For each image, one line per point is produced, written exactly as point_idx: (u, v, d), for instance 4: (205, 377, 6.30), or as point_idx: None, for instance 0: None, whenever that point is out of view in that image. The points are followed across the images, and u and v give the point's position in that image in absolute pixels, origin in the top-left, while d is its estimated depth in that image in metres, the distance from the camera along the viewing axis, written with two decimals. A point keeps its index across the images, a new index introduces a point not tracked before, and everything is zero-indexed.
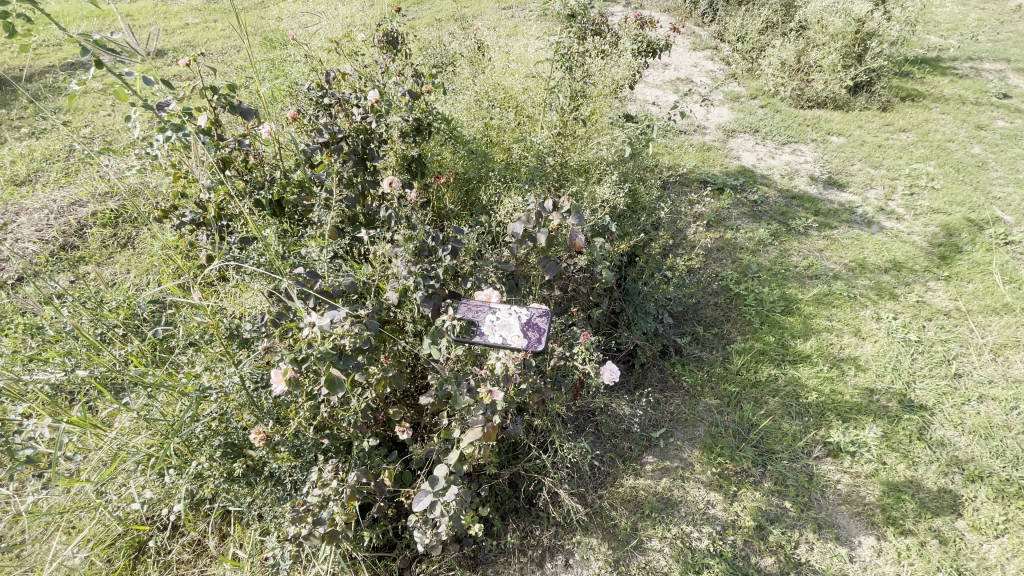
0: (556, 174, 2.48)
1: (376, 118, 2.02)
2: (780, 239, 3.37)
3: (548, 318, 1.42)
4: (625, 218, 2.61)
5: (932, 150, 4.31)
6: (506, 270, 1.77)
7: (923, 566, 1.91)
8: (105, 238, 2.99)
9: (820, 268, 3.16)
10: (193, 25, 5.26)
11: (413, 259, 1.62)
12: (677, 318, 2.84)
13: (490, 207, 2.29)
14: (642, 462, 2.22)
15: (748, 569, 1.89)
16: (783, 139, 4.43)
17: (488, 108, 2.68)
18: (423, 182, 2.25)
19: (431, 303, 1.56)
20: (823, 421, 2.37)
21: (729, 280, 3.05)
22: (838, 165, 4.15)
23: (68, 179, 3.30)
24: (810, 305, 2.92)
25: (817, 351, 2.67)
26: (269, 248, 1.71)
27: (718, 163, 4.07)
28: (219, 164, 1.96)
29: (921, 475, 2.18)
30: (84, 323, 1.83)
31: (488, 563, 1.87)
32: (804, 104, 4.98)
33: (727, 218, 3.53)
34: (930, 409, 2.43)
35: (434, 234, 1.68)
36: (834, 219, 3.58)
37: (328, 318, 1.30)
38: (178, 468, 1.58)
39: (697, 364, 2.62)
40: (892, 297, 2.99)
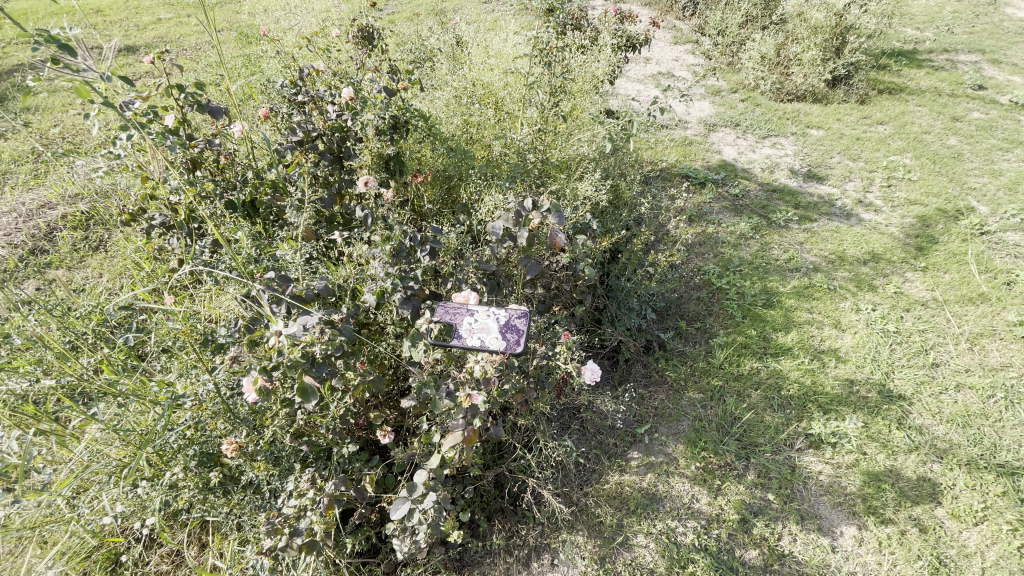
0: (537, 170, 2.46)
1: (351, 116, 1.99)
2: (762, 232, 3.40)
3: (527, 319, 1.41)
4: (606, 214, 2.60)
5: (909, 142, 4.38)
6: (486, 270, 1.75)
7: (903, 554, 1.95)
8: (76, 241, 2.90)
9: (800, 260, 3.19)
10: (166, 20, 5.13)
11: (391, 261, 1.59)
12: (660, 313, 2.85)
13: (471, 205, 2.27)
14: (627, 458, 2.22)
15: (732, 562, 1.90)
16: (763, 133, 4.47)
17: (467, 105, 2.65)
18: (401, 181, 2.21)
19: (410, 306, 1.53)
20: (805, 414, 2.39)
21: (712, 274, 3.07)
22: (818, 158, 4.20)
23: (37, 181, 3.20)
24: (791, 298, 2.95)
25: (798, 343, 2.70)
26: (242, 252, 1.66)
27: (699, 157, 4.08)
28: (188, 165, 1.90)
29: (901, 464, 2.22)
30: (52, 331, 1.77)
31: (474, 564, 1.87)
32: (784, 97, 5.01)
33: (709, 213, 3.55)
34: (909, 398, 2.47)
35: (412, 234, 1.65)
36: (814, 212, 3.62)
37: (299, 325, 1.27)
38: (153, 479, 1.54)
39: (680, 359, 2.63)
40: (871, 289, 3.03)
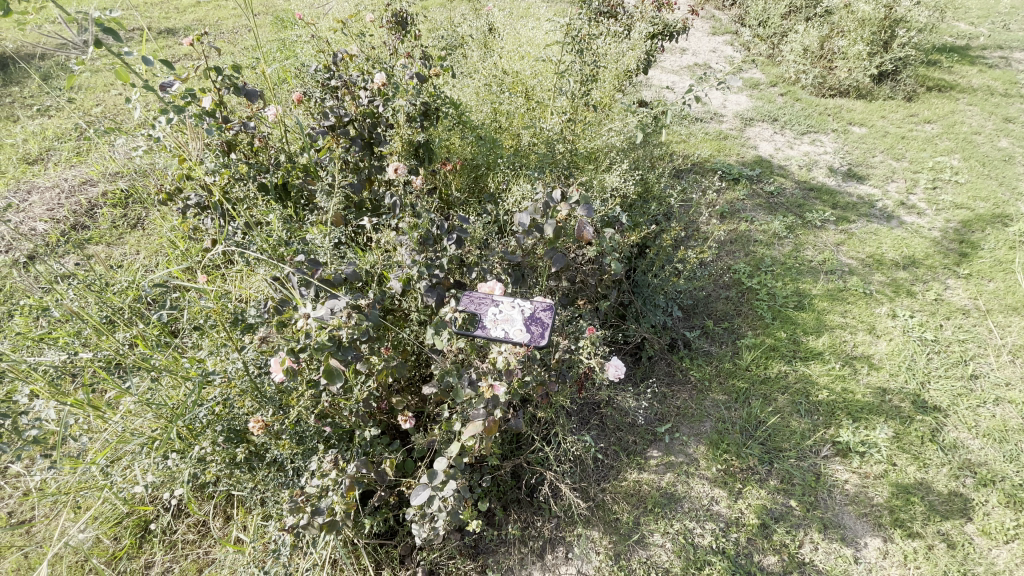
0: (566, 161, 2.42)
1: (383, 102, 1.97)
2: (796, 232, 3.29)
3: (552, 313, 1.40)
4: (635, 207, 2.55)
5: (957, 143, 4.18)
6: (511, 261, 1.74)
7: (929, 569, 1.88)
8: (116, 218, 3.02)
9: (836, 263, 3.09)
10: (206, 2, 5.23)
11: (417, 248, 1.59)
12: (687, 311, 2.80)
13: (498, 195, 2.24)
14: (647, 456, 2.21)
15: (750, 567, 1.87)
16: (802, 129, 4.32)
17: (498, 93, 2.63)
18: (430, 169, 2.21)
19: (435, 294, 1.54)
20: (833, 420, 2.32)
21: (742, 273, 3.00)
22: (858, 156, 4.04)
23: (80, 159, 3.35)
24: (823, 301, 2.86)
25: (829, 348, 2.62)
26: (273, 234, 1.69)
27: (734, 153, 3.97)
28: (223, 148, 1.93)
29: (932, 477, 2.14)
30: (90, 305, 1.83)
31: (489, 552, 1.89)
32: (826, 92, 4.83)
33: (742, 210, 3.45)
34: (944, 410, 2.38)
35: (439, 222, 1.65)
36: (852, 213, 3.49)
37: (328, 308, 1.26)
38: (182, 452, 1.59)
39: (705, 358, 2.58)
40: (909, 295, 2.92)
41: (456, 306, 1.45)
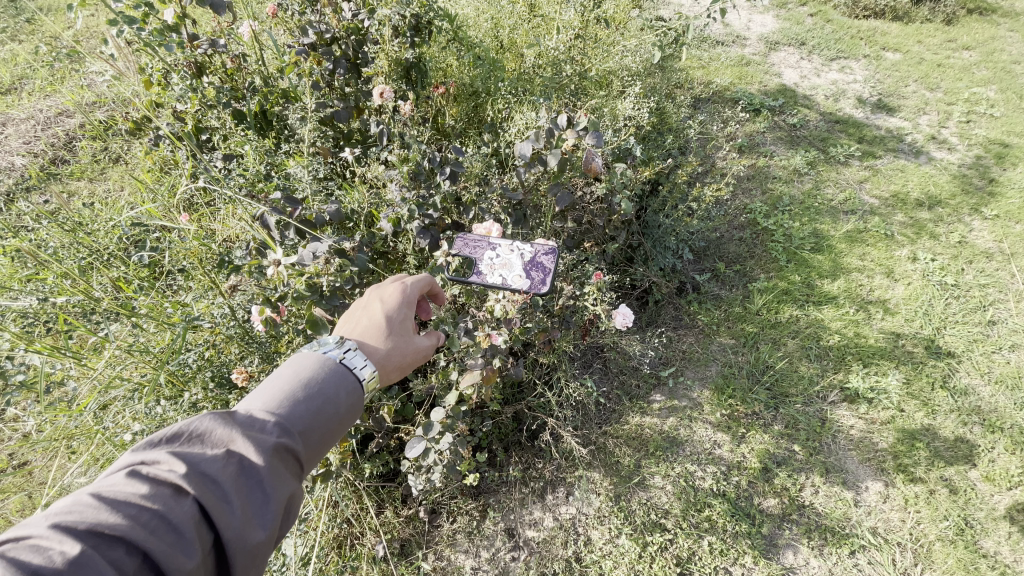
0: (574, 86, 2.20)
1: (368, 16, 1.74)
2: (818, 168, 3.10)
3: (554, 257, 1.28)
4: (648, 140, 2.36)
5: (997, 71, 3.86)
6: (512, 199, 1.58)
7: (929, 514, 1.88)
8: (95, 151, 2.86)
9: (857, 202, 2.92)
10: None
11: (408, 184, 1.47)
12: (697, 253, 2.68)
13: (500, 124, 2.05)
14: (649, 400, 2.18)
15: (750, 509, 1.88)
16: (831, 55, 3.98)
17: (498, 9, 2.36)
18: (425, 95, 2.01)
19: (429, 236, 1.42)
20: (843, 366, 2.26)
21: (758, 213, 2.84)
22: (890, 86, 3.74)
23: (53, 87, 3.15)
24: (842, 243, 2.72)
25: (845, 292, 2.51)
26: (250, 167, 1.61)
27: (756, 80, 3.66)
28: (193, 70, 1.75)
29: (939, 424, 2.10)
30: (66, 247, 1.73)
31: (490, 492, 1.91)
32: (860, 13, 4.41)
33: (761, 143, 3.22)
34: (958, 356, 2.31)
35: (431, 154, 1.49)
36: (879, 147, 3.26)
37: (310, 252, 1.18)
38: (172, 399, 1.55)
39: (714, 302, 2.50)
40: (931, 237, 2.77)
41: (455, 252, 1.32)
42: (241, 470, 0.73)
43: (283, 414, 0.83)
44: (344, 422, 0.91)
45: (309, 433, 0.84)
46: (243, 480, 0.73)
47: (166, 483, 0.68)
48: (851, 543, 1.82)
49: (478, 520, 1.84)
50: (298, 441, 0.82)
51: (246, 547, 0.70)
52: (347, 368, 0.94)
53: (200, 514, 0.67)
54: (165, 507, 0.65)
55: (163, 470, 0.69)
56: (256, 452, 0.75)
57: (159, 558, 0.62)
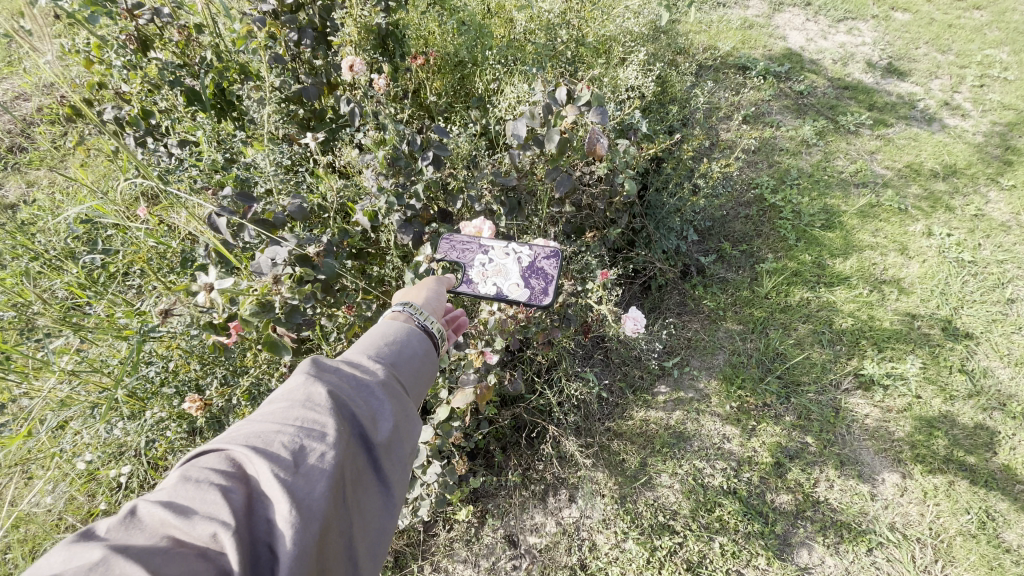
0: (570, 54, 2.00)
1: None
2: (827, 139, 2.92)
3: (557, 262, 1.14)
4: (651, 112, 2.17)
5: (1012, 31, 3.67)
6: (504, 186, 1.42)
7: (949, 507, 1.79)
8: (53, 137, 2.65)
9: (869, 174, 2.76)
10: None
11: (386, 172, 1.29)
12: (701, 233, 2.53)
13: (489, 98, 1.86)
14: (654, 392, 2.07)
15: (762, 507, 1.78)
16: (839, 16, 3.75)
17: None
18: (405, 69, 1.83)
19: (411, 231, 1.28)
20: (857, 351, 2.14)
21: (765, 189, 2.68)
22: (900, 48, 3.54)
23: (4, 67, 2.91)
24: (853, 219, 2.57)
25: (857, 272, 2.38)
26: (205, 158, 1.43)
27: (760, 45, 3.45)
28: (137, 45, 1.54)
29: (957, 410, 2.00)
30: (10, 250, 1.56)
31: (488, 497, 1.80)
32: None
33: (767, 113, 3.04)
34: (976, 337, 2.19)
35: (411, 137, 1.29)
36: (890, 115, 3.09)
37: (269, 259, 1.03)
38: (134, 416, 1.41)
39: (720, 286, 2.36)
40: (946, 210, 2.63)
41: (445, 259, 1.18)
42: (354, 383, 0.70)
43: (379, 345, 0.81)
44: (431, 352, 0.87)
45: (410, 363, 0.81)
46: (361, 390, 0.70)
47: (292, 397, 0.64)
48: (868, 540, 1.72)
49: (476, 527, 1.73)
50: (400, 371, 0.78)
51: (382, 448, 0.67)
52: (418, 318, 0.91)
53: (335, 417, 0.63)
54: (298, 413, 0.61)
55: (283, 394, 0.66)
56: (363, 372, 0.72)
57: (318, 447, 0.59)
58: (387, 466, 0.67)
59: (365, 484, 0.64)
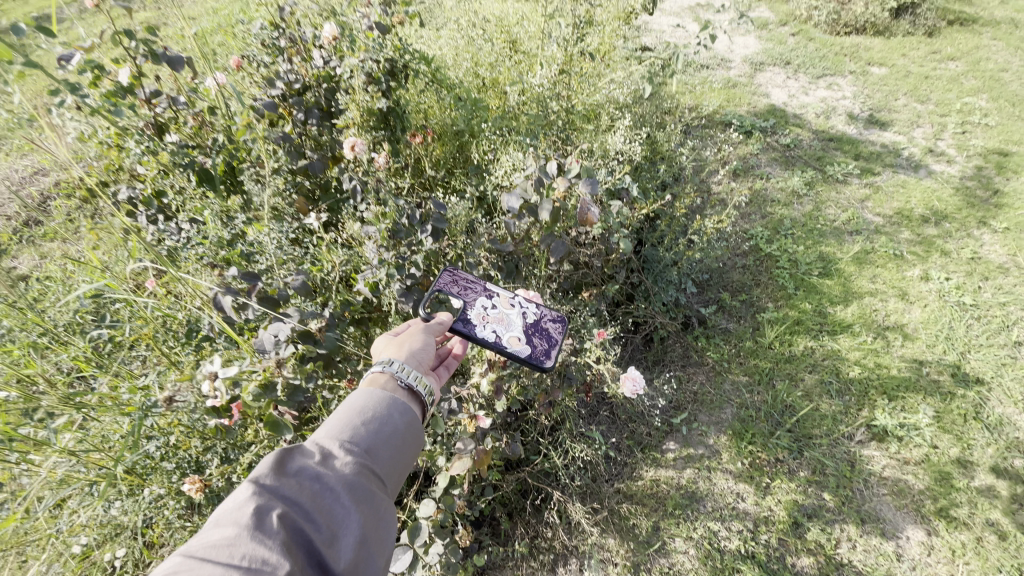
0: (561, 122, 2.10)
1: (339, 63, 1.71)
2: (816, 188, 3.00)
3: (559, 329, 1.28)
4: (642, 172, 2.26)
5: (986, 80, 3.84)
6: (501, 252, 1.45)
7: (980, 566, 1.70)
8: (68, 210, 2.76)
9: (861, 221, 2.81)
10: None
11: (386, 243, 1.33)
12: (701, 285, 2.54)
13: (485, 166, 1.95)
14: (663, 450, 2.01)
15: (783, 572, 1.69)
16: (818, 73, 3.95)
17: (478, 47, 2.30)
18: (404, 142, 1.94)
19: (412, 299, 1.28)
20: (867, 400, 2.10)
21: (760, 239, 2.72)
22: (880, 100, 3.70)
23: (26, 146, 3.07)
24: (850, 266, 2.60)
25: (859, 319, 2.37)
26: (212, 234, 1.47)
27: (744, 102, 3.61)
28: (153, 131, 1.64)
29: (976, 459, 1.94)
30: (22, 327, 1.60)
31: (495, 570, 1.72)
32: (841, 29, 4.41)
33: (757, 166, 3.14)
34: (987, 382, 2.16)
35: (409, 211, 1.36)
36: (877, 163, 3.18)
37: (272, 336, 1.08)
38: (132, 494, 1.38)
39: (723, 338, 2.35)
40: (942, 254, 2.65)
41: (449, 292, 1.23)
42: (320, 491, 0.74)
43: (344, 430, 0.84)
44: (410, 432, 0.91)
45: (380, 447, 0.85)
46: (321, 499, 0.74)
47: (242, 520, 0.66)
48: None
49: None
50: (372, 460, 0.82)
51: (343, 567, 0.70)
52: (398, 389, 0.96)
53: (287, 541, 0.67)
54: (250, 539, 0.65)
55: (233, 509, 0.68)
56: (327, 473, 0.76)
57: None
58: None
59: None
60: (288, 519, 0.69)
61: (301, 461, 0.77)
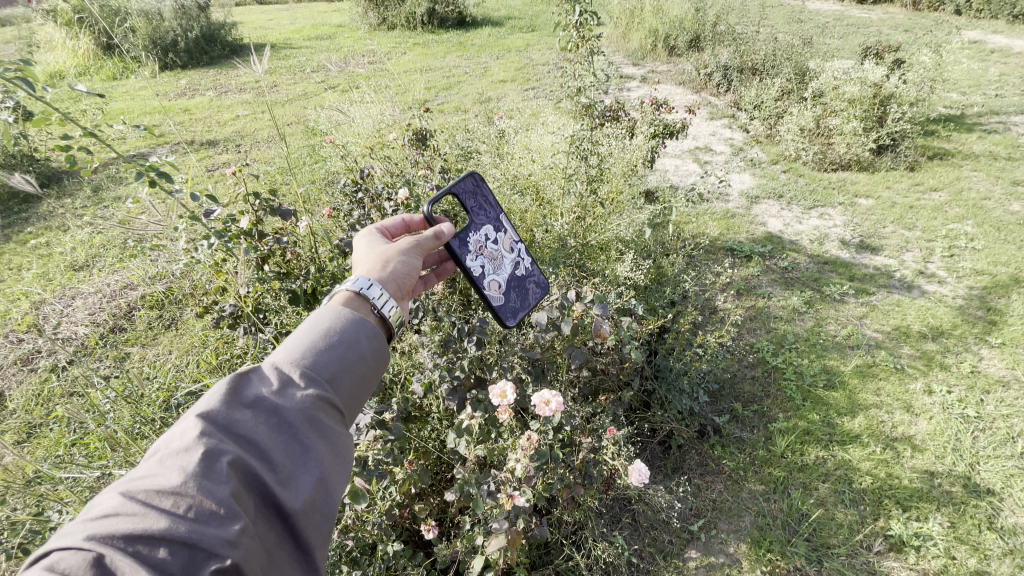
0: (578, 253, 2.51)
1: (406, 212, 2.15)
2: (816, 306, 3.28)
3: (534, 296, 1.74)
4: (650, 294, 2.60)
5: (968, 209, 4.24)
6: (530, 359, 1.75)
7: None
8: (152, 319, 3.20)
9: (861, 337, 3.03)
10: (244, 118, 6.17)
11: (438, 350, 1.66)
12: (713, 395, 2.72)
13: (515, 289, 2.33)
14: (685, 557, 2.07)
15: None
16: (809, 204, 4.43)
17: (509, 194, 2.82)
18: (450, 269, 2.36)
19: (455, 397, 1.60)
20: (881, 510, 2.17)
21: (766, 352, 2.95)
22: (869, 227, 4.10)
23: (124, 265, 3.64)
24: (854, 378, 2.78)
25: (867, 430, 2.50)
26: None
27: (743, 230, 4.06)
28: (258, 263, 2.06)
29: (996, 572, 1.96)
30: (126, 419, 1.91)
31: None
32: (827, 166, 5.00)
33: (758, 286, 3.47)
34: (999, 493, 2.22)
35: (459, 326, 1.68)
36: (871, 284, 3.48)
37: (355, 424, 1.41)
38: None
39: (738, 446, 2.48)
40: (942, 368, 2.82)
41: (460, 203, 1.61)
42: (281, 429, 0.78)
43: (302, 358, 0.88)
44: (373, 360, 0.98)
45: (339, 376, 0.91)
46: (276, 438, 0.78)
47: (196, 456, 0.69)
48: None
49: None
50: (335, 396, 0.88)
51: (299, 508, 0.75)
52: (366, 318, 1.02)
53: (243, 481, 0.71)
54: (198, 486, 0.67)
55: (181, 450, 0.70)
56: (287, 410, 0.80)
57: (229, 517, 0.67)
58: (305, 526, 0.76)
59: (284, 546, 0.74)
60: (240, 461, 0.72)
61: (253, 400, 0.80)
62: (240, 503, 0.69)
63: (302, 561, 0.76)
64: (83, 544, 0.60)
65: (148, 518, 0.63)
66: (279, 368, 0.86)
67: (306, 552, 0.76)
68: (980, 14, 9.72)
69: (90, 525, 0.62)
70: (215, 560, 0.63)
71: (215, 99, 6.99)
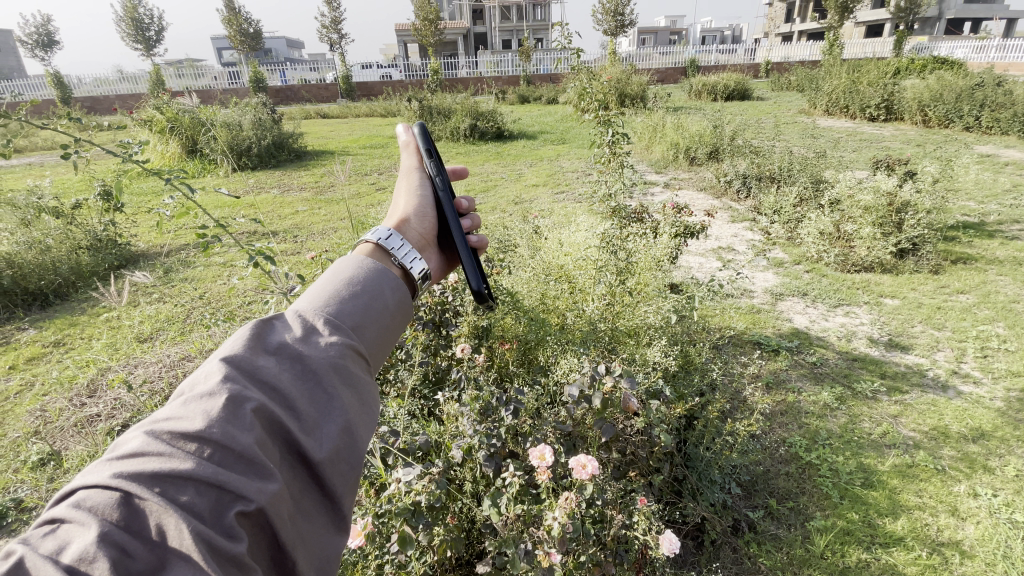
0: (607, 337, 2.68)
1: (452, 293, 2.51)
2: (847, 403, 3.26)
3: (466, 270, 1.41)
4: (678, 380, 2.70)
5: (998, 312, 4.26)
6: (563, 431, 1.83)
7: None
8: None
9: (897, 436, 2.98)
10: (301, 213, 6.83)
11: (478, 418, 1.80)
12: (747, 489, 2.68)
13: (548, 368, 2.48)
14: None
15: None
16: (834, 302, 4.53)
17: (544, 282, 3.07)
18: (488, 347, 2.55)
19: (493, 463, 1.69)
20: None
21: (799, 447, 2.91)
22: (897, 327, 4.14)
23: (185, 338, 3.94)
24: (893, 478, 2.70)
25: (911, 533, 2.41)
26: None
27: (769, 325, 4.15)
28: None
29: None
30: None
31: None
32: (850, 268, 5.15)
33: (787, 380, 3.49)
34: None
35: (499, 395, 1.89)
36: (904, 382, 3.46)
37: (408, 472, 1.52)
38: None
39: (774, 544, 2.39)
40: (986, 471, 2.74)
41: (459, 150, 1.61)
42: (303, 378, 0.83)
43: (321, 313, 0.92)
44: (394, 309, 1.02)
45: (359, 329, 0.95)
46: (299, 385, 0.83)
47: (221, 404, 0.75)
48: None
49: None
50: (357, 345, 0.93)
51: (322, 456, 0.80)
52: (385, 269, 1.06)
53: (267, 429, 0.76)
54: (223, 429, 0.72)
55: (205, 396, 0.76)
56: (310, 360, 0.85)
57: (253, 463, 0.72)
58: (331, 472, 0.81)
59: (309, 491, 0.79)
60: (265, 408, 0.77)
61: (276, 349, 0.85)
62: (263, 448, 0.74)
63: (326, 506, 0.81)
64: (111, 481, 0.67)
65: (174, 459, 0.69)
66: (298, 325, 0.90)
67: (328, 497, 0.81)
68: (989, 130, 10.24)
69: (121, 462, 0.69)
70: (239, 501, 0.69)
71: (278, 196, 7.80)
